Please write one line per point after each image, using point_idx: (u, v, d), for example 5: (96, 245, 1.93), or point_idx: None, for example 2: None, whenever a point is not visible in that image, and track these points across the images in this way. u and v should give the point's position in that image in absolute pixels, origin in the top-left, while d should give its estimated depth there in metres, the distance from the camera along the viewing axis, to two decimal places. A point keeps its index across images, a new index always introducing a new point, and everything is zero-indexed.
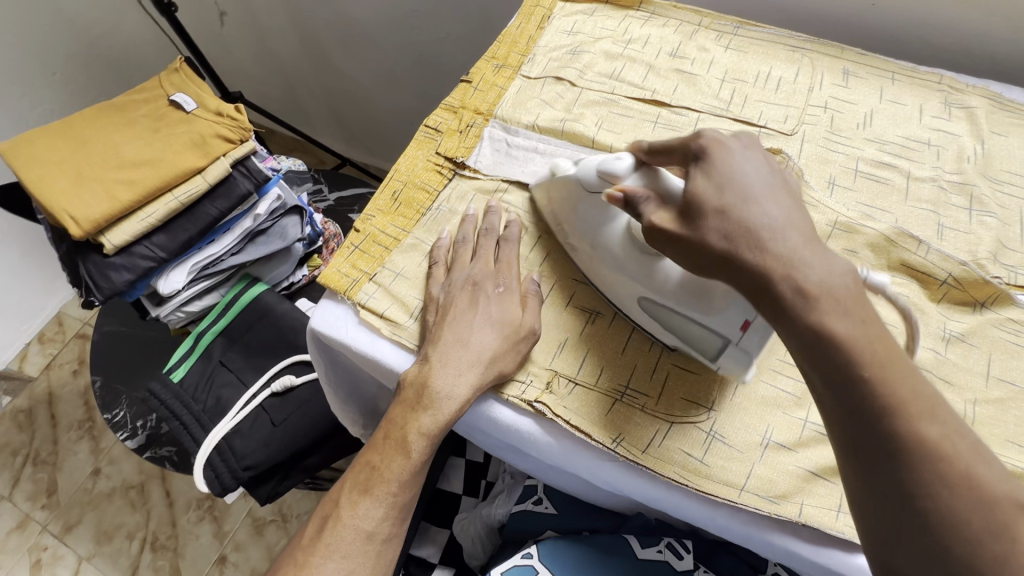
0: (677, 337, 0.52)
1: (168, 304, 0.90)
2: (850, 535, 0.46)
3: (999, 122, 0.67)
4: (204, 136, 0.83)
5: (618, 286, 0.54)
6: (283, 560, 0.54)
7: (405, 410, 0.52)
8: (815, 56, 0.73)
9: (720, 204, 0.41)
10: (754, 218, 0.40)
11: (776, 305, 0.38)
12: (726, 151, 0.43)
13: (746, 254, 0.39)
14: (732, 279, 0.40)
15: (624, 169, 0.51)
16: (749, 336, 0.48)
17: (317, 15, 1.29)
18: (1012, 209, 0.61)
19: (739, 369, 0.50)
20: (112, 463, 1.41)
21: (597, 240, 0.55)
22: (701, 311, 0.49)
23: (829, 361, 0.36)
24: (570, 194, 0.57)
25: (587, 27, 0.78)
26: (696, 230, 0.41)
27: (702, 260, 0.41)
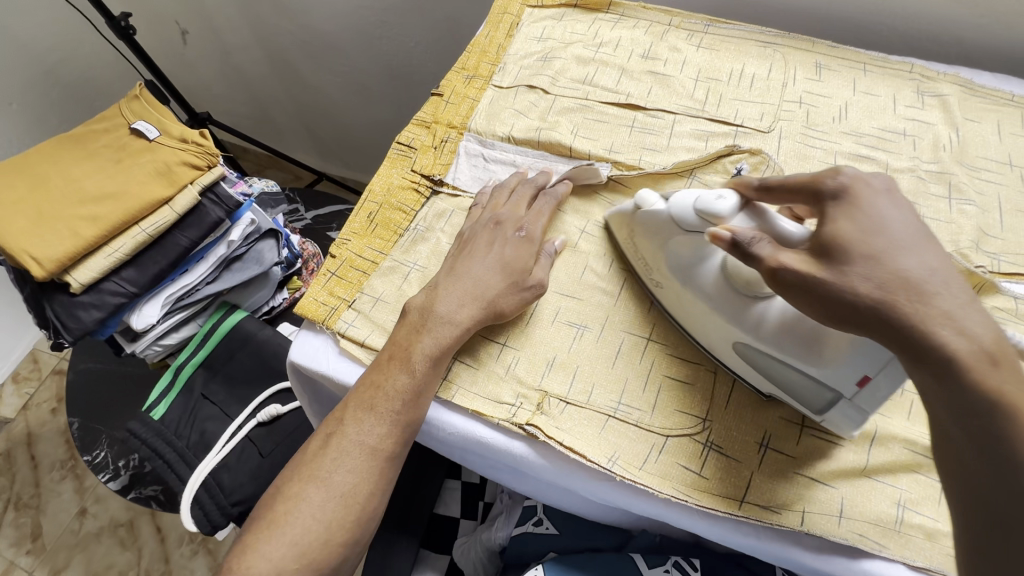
0: (776, 386, 0.48)
1: (144, 339, 0.86)
2: (854, 541, 0.45)
3: (971, 108, 0.67)
4: (169, 164, 0.80)
5: (712, 328, 0.50)
6: (281, 479, 0.51)
7: (409, 332, 0.53)
8: (787, 51, 0.73)
9: (869, 250, 0.39)
10: (909, 269, 0.38)
11: (941, 361, 0.35)
12: (873, 197, 0.41)
13: (904, 306, 0.36)
14: (876, 333, 0.38)
15: (728, 209, 0.47)
16: (867, 391, 0.43)
17: (282, 30, 1.26)
18: (990, 195, 0.61)
19: (849, 427, 0.46)
20: (99, 501, 1.37)
21: (687, 273, 0.51)
22: (809, 360, 0.45)
23: (991, 434, 0.32)
24: (656, 228, 0.53)
25: (557, 32, 0.77)
26: (838, 275, 0.39)
27: (840, 310, 0.39)
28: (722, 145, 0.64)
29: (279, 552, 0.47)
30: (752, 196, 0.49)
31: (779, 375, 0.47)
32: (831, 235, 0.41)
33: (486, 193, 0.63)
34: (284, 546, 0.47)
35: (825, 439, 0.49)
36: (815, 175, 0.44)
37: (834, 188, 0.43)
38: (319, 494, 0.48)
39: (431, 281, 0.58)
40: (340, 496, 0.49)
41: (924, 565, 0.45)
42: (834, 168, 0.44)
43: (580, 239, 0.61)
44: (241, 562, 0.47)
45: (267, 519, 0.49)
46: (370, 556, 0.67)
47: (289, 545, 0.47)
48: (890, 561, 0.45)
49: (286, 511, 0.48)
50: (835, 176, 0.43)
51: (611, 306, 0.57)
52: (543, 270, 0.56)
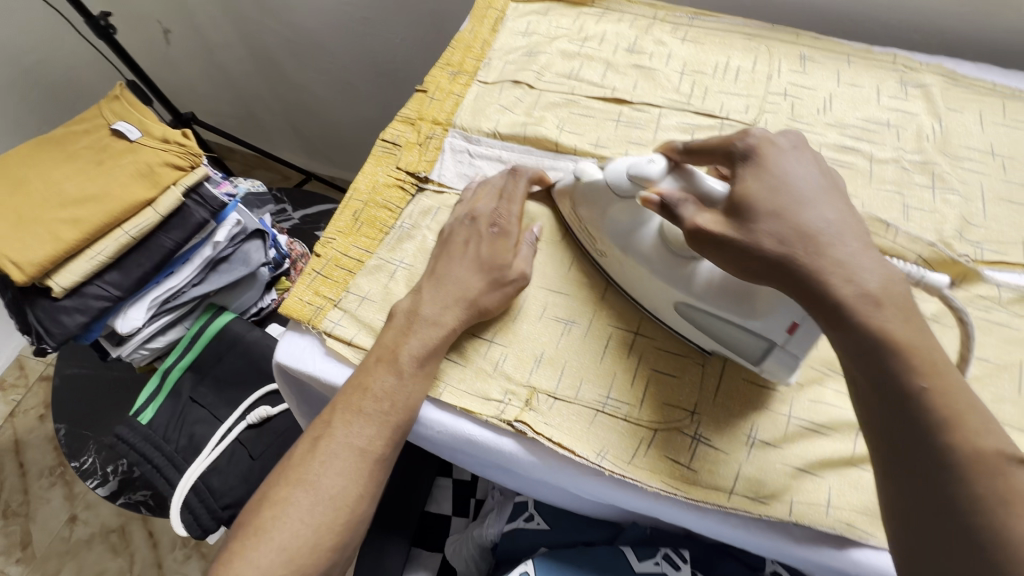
0: (716, 340, 0.50)
1: (129, 343, 0.84)
2: (841, 530, 0.45)
3: (954, 98, 0.67)
4: (152, 165, 0.79)
5: (654, 292, 0.52)
6: (268, 484, 0.51)
7: (396, 333, 0.53)
8: (771, 43, 0.73)
9: (773, 207, 0.41)
10: (808, 222, 0.40)
11: (834, 308, 0.38)
12: (776, 155, 0.44)
13: (802, 256, 0.39)
14: (780, 283, 0.41)
15: (658, 172, 0.49)
16: (796, 337, 0.46)
17: (266, 28, 1.25)
18: (974, 184, 0.61)
19: (784, 373, 0.48)
20: (89, 508, 1.35)
21: (627, 240, 0.53)
22: (742, 313, 0.47)
23: (886, 370, 0.36)
24: (597, 197, 0.55)
25: (542, 27, 0.77)
26: (746, 232, 0.41)
27: (751, 266, 0.42)
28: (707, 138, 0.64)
29: (268, 558, 0.46)
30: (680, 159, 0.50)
31: (720, 330, 0.50)
32: (739, 193, 0.43)
33: (469, 189, 0.63)
34: (272, 551, 0.47)
35: (810, 428, 0.49)
36: (728, 136, 0.47)
37: (744, 148, 0.45)
38: (307, 499, 0.48)
39: (417, 283, 0.58)
40: (328, 499, 0.48)
41: None
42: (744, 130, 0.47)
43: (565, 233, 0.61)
44: (229, 570, 0.47)
45: (254, 526, 0.48)
46: (361, 556, 0.66)
47: (278, 551, 0.47)
48: (877, 549, 0.46)
49: (275, 516, 0.48)
50: (743, 138, 0.46)
51: (598, 300, 0.57)
52: (524, 263, 0.57)
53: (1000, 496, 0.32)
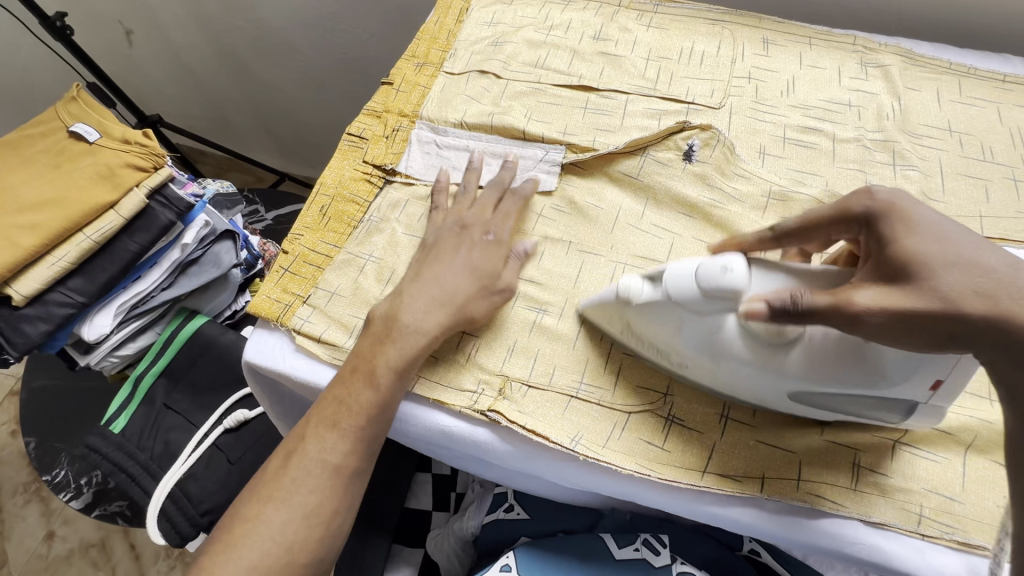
0: (847, 412, 0.46)
1: (98, 351, 0.82)
2: (811, 502, 0.46)
3: (912, 77, 0.68)
4: (112, 167, 0.76)
5: (758, 388, 0.46)
6: (241, 500, 0.50)
7: (372, 344, 0.51)
8: (734, 28, 0.73)
9: (953, 257, 0.36)
10: (998, 268, 0.35)
11: None
12: (915, 205, 0.39)
13: (1009, 308, 0.34)
14: (978, 342, 0.35)
15: (741, 278, 0.41)
16: (942, 392, 0.42)
17: (232, 27, 1.23)
18: (933, 160, 0.62)
19: (927, 421, 0.46)
20: (67, 523, 1.32)
21: (711, 349, 0.45)
22: (877, 386, 0.42)
23: None
24: (659, 313, 0.46)
25: (507, 16, 0.76)
26: (931, 294, 0.36)
27: (943, 331, 0.36)
28: (674, 122, 0.64)
29: None
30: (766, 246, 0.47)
31: (847, 405, 0.45)
32: (902, 254, 0.37)
33: (443, 191, 0.61)
34: (241, 570, 0.46)
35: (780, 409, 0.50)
36: (839, 203, 0.43)
37: (874, 207, 0.40)
38: (279, 516, 0.47)
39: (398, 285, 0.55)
40: (301, 516, 0.47)
41: (879, 520, 0.46)
42: (863, 189, 0.42)
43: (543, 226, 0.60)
44: None
45: (225, 542, 0.47)
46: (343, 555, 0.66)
47: (249, 569, 0.46)
48: (848, 519, 0.46)
49: (246, 533, 0.47)
50: (866, 199, 0.41)
51: (571, 287, 0.57)
52: (513, 274, 0.56)
53: None
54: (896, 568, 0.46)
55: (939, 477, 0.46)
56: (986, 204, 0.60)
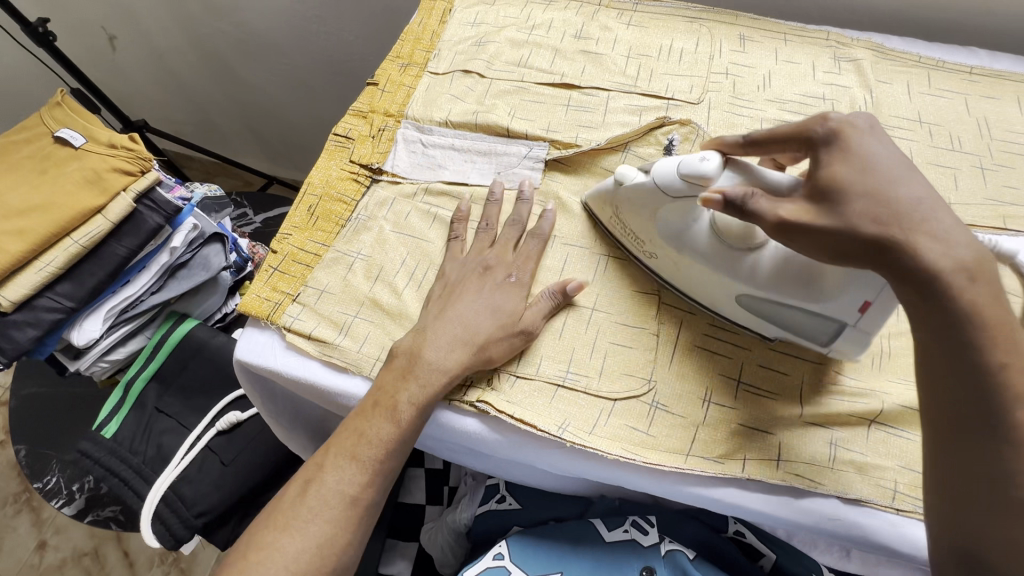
0: (783, 326, 0.50)
1: (88, 356, 0.82)
2: (790, 480, 0.48)
3: (883, 71, 0.71)
4: (98, 171, 0.76)
5: (714, 287, 0.52)
6: (256, 526, 0.50)
7: (396, 379, 0.51)
8: (712, 25, 0.75)
9: (866, 188, 0.38)
10: (904, 199, 0.37)
11: (922, 280, 0.36)
12: (860, 136, 0.41)
13: (898, 234, 0.36)
14: (869, 262, 0.38)
15: (714, 168, 0.47)
16: (868, 316, 0.45)
17: (217, 30, 1.23)
18: (903, 150, 0.64)
19: (855, 350, 0.49)
20: (60, 532, 1.31)
21: (682, 239, 0.52)
22: (810, 297, 0.46)
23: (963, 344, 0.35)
24: (642, 200, 0.53)
25: (490, 16, 0.77)
26: (833, 215, 0.39)
27: (838, 247, 0.39)
28: (654, 118, 0.66)
29: None
30: (736, 152, 0.50)
31: (785, 316, 0.49)
32: (827, 177, 0.40)
33: (463, 222, 0.60)
34: None
35: (763, 395, 0.51)
36: (800, 124, 0.45)
37: (824, 134, 0.43)
38: (293, 545, 0.48)
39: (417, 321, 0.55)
40: (315, 546, 0.48)
41: (857, 496, 0.47)
42: (826, 114, 0.44)
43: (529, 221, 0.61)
44: None
45: (239, 568, 0.47)
46: None
47: None
48: (825, 496, 0.48)
49: (260, 561, 0.47)
50: (824, 122, 0.43)
51: (557, 279, 0.58)
52: (537, 315, 0.54)
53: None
54: (872, 540, 0.47)
55: (912, 454, 0.48)
56: (955, 191, 0.62)
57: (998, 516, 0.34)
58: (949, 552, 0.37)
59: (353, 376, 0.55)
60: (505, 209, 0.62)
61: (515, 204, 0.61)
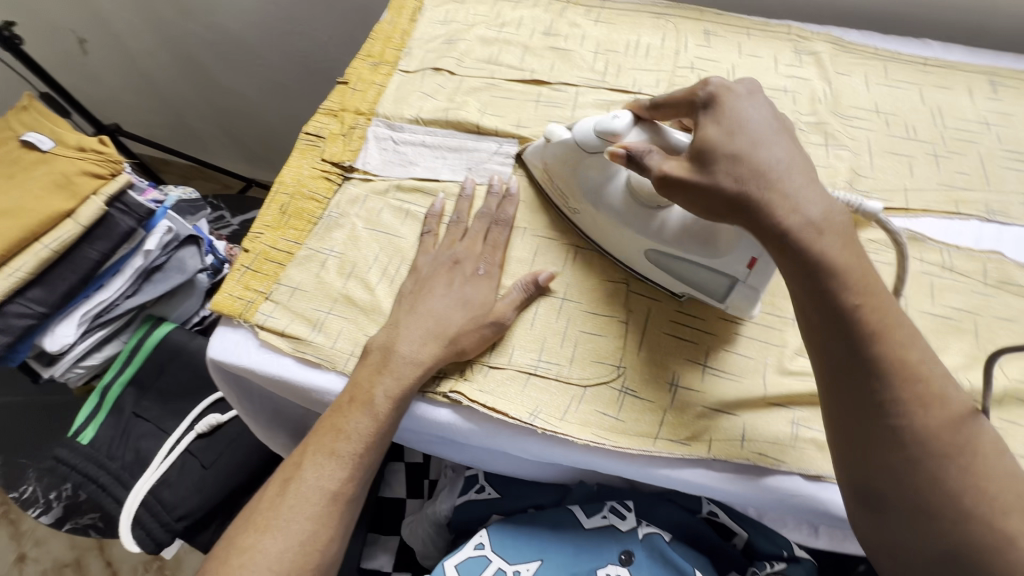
0: (685, 283, 0.54)
1: (62, 362, 0.81)
2: (755, 460, 0.50)
3: (843, 63, 0.73)
4: (67, 175, 0.75)
5: (624, 243, 0.55)
6: (235, 528, 0.50)
7: (370, 373, 0.52)
8: (677, 21, 0.77)
9: (732, 149, 0.43)
10: (762, 160, 0.42)
11: (780, 235, 0.40)
12: (735, 101, 0.46)
13: (756, 194, 0.41)
14: (741, 219, 0.42)
15: (624, 126, 0.52)
16: (756, 271, 0.50)
17: (189, 31, 1.22)
18: (862, 140, 0.66)
19: (749, 308, 0.52)
20: (39, 545, 1.28)
21: (597, 196, 0.56)
22: (706, 252, 0.51)
23: (823, 293, 0.40)
24: (567, 156, 0.57)
25: (460, 15, 0.78)
26: (705, 173, 0.43)
27: (710, 205, 0.43)
28: (621, 112, 0.67)
29: None
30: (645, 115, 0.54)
31: (686, 272, 0.53)
32: (702, 138, 0.44)
33: (435, 218, 0.61)
34: None
35: (725, 377, 0.53)
36: (691, 90, 0.49)
37: (704, 99, 0.47)
38: (275, 545, 0.48)
39: (388, 315, 0.56)
40: (297, 545, 0.48)
41: (818, 473, 0.49)
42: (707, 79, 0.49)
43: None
44: None
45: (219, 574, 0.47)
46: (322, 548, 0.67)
47: None
48: (789, 474, 0.50)
49: (241, 565, 0.47)
50: (705, 87, 0.49)
51: (527, 270, 0.59)
52: (508, 306, 0.55)
53: (909, 399, 0.38)
54: (836, 514, 0.49)
55: None
56: (910, 177, 0.64)
57: (877, 450, 0.39)
58: (853, 494, 0.40)
59: (326, 372, 0.55)
60: (475, 203, 0.62)
61: (484, 197, 0.62)
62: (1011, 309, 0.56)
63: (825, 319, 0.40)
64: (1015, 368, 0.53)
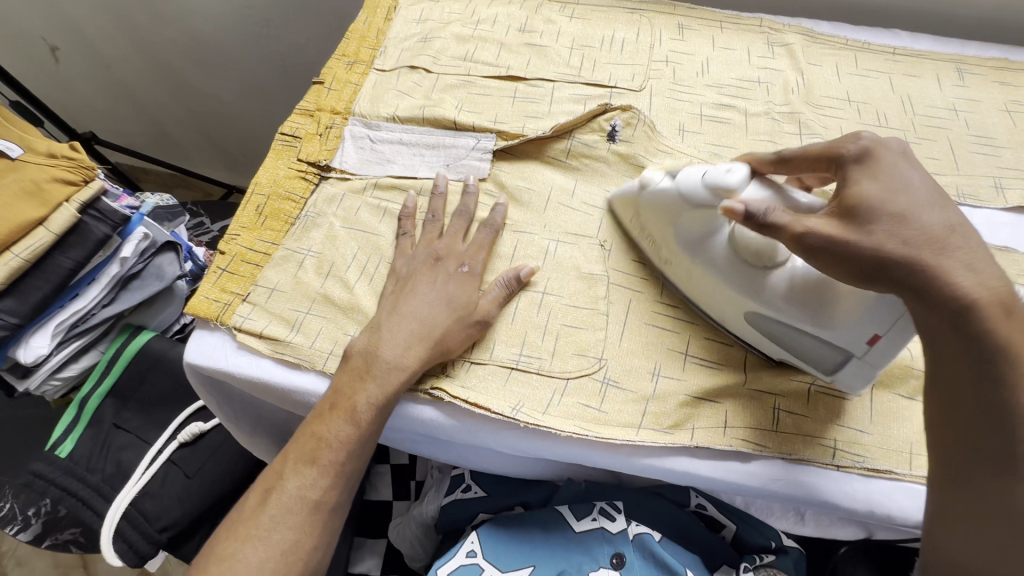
0: (790, 350, 0.50)
1: (38, 374, 0.78)
2: (737, 446, 0.50)
3: (814, 54, 0.74)
4: (38, 182, 0.71)
5: (725, 303, 0.52)
6: (216, 539, 0.49)
7: (353, 379, 0.51)
8: (651, 16, 0.78)
9: (896, 209, 0.40)
10: (931, 225, 0.39)
11: (960, 312, 0.37)
12: (892, 157, 0.43)
13: (931, 260, 0.38)
14: (906, 287, 0.39)
15: (738, 181, 0.48)
16: (877, 349, 0.45)
17: (163, 35, 1.21)
18: (834, 128, 0.67)
19: (860, 384, 0.49)
20: (22, 565, 1.23)
21: (698, 248, 0.52)
22: (818, 322, 0.46)
23: (994, 379, 0.37)
24: (664, 208, 0.54)
25: (434, 13, 0.78)
26: (864, 234, 0.40)
27: (866, 267, 0.40)
28: (597, 106, 0.67)
29: None
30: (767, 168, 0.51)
31: (789, 338, 0.49)
32: (855, 194, 0.42)
33: (410, 218, 0.61)
34: None
35: (707, 365, 0.53)
36: (833, 142, 0.46)
37: (855, 150, 0.44)
38: (256, 554, 0.47)
39: (371, 318, 0.55)
40: (279, 554, 0.47)
41: (799, 457, 0.50)
42: (853, 134, 0.46)
43: (481, 211, 0.62)
44: None
45: None
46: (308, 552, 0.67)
47: None
48: (770, 459, 0.50)
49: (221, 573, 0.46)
50: (855, 141, 0.45)
51: (507, 266, 0.59)
52: (491, 303, 0.55)
53: None
54: (819, 498, 0.49)
55: (850, 413, 0.51)
56: None
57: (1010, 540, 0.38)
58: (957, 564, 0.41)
59: (307, 372, 0.55)
60: (451, 202, 0.62)
61: (461, 197, 0.62)
62: None
63: (991, 407, 0.37)
64: None
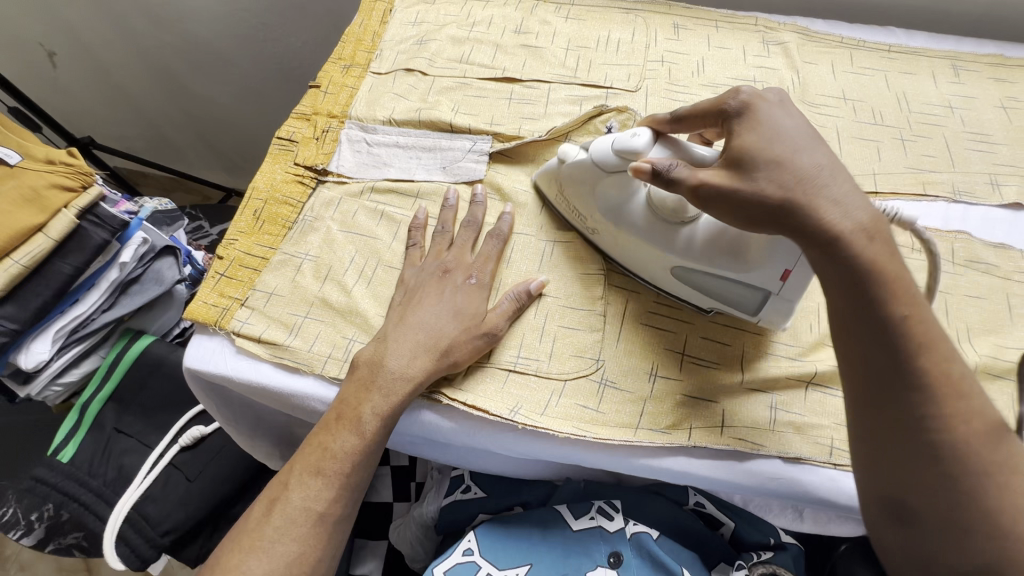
0: (714, 298, 0.53)
1: (39, 380, 0.79)
2: (734, 446, 0.50)
3: (810, 53, 0.74)
4: (37, 190, 0.71)
5: (649, 261, 0.54)
6: (222, 549, 0.50)
7: (358, 390, 0.51)
8: (647, 16, 0.78)
9: (772, 156, 0.41)
10: (805, 167, 0.41)
11: (831, 240, 0.39)
12: (766, 108, 0.45)
13: (803, 199, 0.40)
14: (787, 227, 0.41)
15: (644, 144, 0.50)
16: (790, 283, 0.49)
17: (159, 39, 1.21)
18: (830, 126, 0.67)
19: (781, 320, 0.52)
20: (26, 570, 1.23)
21: (618, 213, 0.54)
22: (737, 266, 0.50)
23: (869, 300, 0.38)
24: (582, 179, 0.55)
25: (430, 16, 0.78)
26: (746, 180, 0.42)
27: (752, 214, 0.42)
28: (592, 106, 0.68)
29: None
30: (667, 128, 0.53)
31: (713, 286, 0.52)
32: (739, 146, 0.43)
33: (420, 229, 0.61)
34: None
35: (704, 363, 0.54)
36: (718, 98, 0.48)
37: (735, 106, 0.47)
38: (261, 566, 0.47)
39: (380, 329, 0.55)
40: (284, 566, 0.48)
41: (795, 455, 0.50)
42: (734, 89, 0.48)
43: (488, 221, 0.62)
44: None
45: None
46: None
47: None
48: (768, 457, 0.50)
49: None
50: (735, 95, 0.47)
51: (504, 269, 0.59)
52: (500, 317, 0.54)
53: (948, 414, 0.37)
54: (815, 495, 0.49)
55: None
56: (878, 161, 0.65)
57: (920, 469, 0.37)
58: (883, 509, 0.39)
59: (307, 377, 0.55)
60: (459, 213, 0.62)
61: (468, 207, 0.62)
62: (977, 286, 0.57)
63: (870, 328, 0.39)
64: (983, 344, 0.54)
